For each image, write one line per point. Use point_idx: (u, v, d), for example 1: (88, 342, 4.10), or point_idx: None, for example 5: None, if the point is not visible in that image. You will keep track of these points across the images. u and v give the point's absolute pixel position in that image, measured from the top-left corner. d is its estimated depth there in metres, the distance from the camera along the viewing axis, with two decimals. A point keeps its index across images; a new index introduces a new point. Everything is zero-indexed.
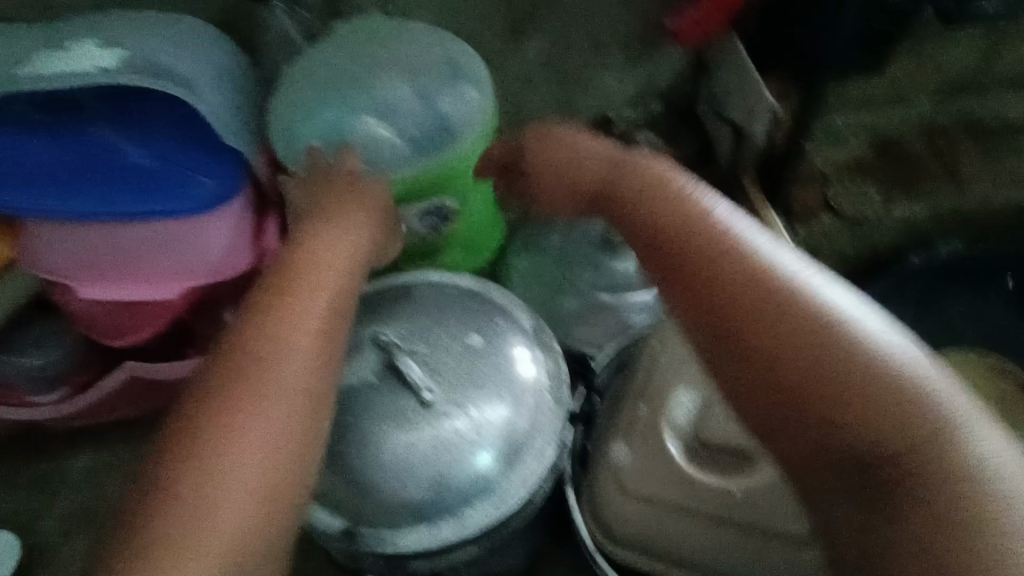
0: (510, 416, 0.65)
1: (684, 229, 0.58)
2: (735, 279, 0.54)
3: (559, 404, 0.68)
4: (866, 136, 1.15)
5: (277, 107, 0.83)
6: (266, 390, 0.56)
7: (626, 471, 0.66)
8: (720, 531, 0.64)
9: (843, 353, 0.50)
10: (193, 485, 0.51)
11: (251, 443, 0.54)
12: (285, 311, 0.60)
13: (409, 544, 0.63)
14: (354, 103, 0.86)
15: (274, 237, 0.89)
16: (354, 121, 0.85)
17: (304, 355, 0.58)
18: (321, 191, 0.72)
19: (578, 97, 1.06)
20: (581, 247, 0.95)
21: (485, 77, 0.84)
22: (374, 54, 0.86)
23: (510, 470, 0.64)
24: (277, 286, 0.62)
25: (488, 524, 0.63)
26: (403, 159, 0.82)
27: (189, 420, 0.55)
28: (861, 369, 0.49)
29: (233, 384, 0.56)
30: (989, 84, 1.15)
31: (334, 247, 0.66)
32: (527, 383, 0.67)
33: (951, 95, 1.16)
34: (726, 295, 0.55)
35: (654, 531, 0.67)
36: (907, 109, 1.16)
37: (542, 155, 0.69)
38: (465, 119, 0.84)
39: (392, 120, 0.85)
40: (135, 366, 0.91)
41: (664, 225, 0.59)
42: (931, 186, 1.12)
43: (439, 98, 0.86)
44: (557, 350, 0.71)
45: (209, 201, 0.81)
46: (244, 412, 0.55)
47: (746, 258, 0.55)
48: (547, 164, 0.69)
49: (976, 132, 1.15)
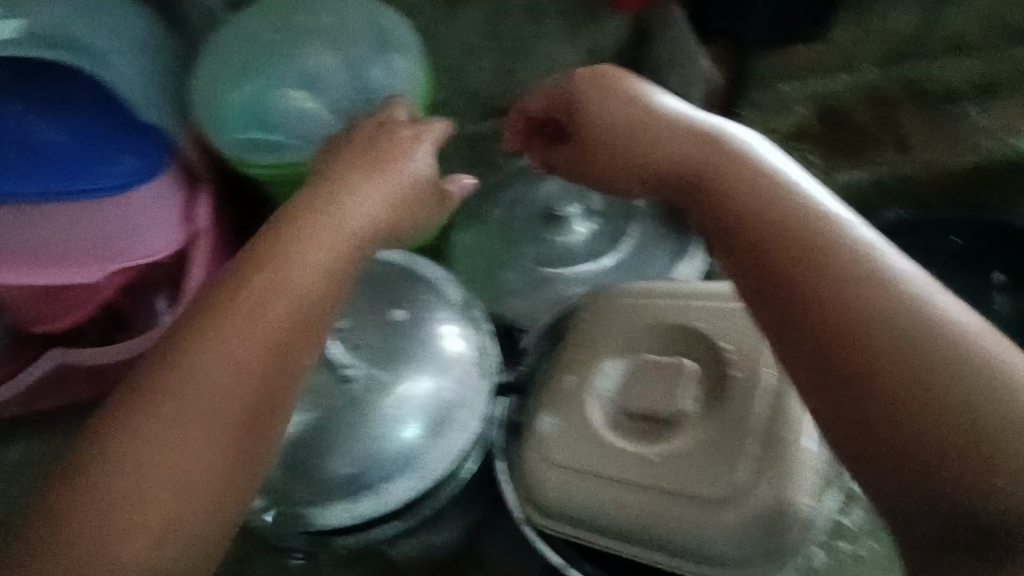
0: (433, 388, 0.68)
1: (756, 215, 0.48)
2: (824, 277, 0.44)
3: (483, 377, 0.70)
4: (811, 104, 1.16)
5: (200, 81, 0.81)
6: (214, 405, 0.47)
7: (554, 441, 0.63)
8: (657, 501, 0.58)
9: (960, 378, 0.39)
10: (111, 491, 0.44)
11: (185, 432, 0.46)
12: (253, 316, 0.49)
13: (334, 519, 0.65)
14: (282, 75, 0.84)
15: (205, 216, 0.86)
16: (278, 95, 0.84)
17: (275, 326, 0.50)
18: (344, 160, 0.62)
19: (520, 69, 1.04)
20: (523, 219, 0.94)
21: (414, 47, 0.82)
22: (300, 26, 0.84)
23: (433, 442, 0.67)
24: (245, 279, 0.51)
25: (412, 495, 0.66)
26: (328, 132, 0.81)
27: (116, 423, 0.47)
28: (982, 400, 0.39)
29: (171, 351, 0.48)
30: (928, 51, 1.16)
31: (329, 230, 0.55)
32: (450, 357, 0.70)
33: (893, 62, 1.17)
34: (801, 288, 0.45)
35: (592, 506, 0.61)
36: (850, 76, 1.17)
37: (591, 110, 0.60)
38: (395, 90, 0.81)
39: (318, 94, 0.84)
40: (59, 354, 0.86)
41: (690, 162, 0.54)
42: (872, 153, 1.12)
43: (369, 70, 0.83)
44: (483, 324, 0.73)
45: (122, 179, 0.79)
46: (180, 397, 0.47)
47: (839, 252, 0.45)
48: (598, 126, 0.59)
49: (920, 98, 1.16)
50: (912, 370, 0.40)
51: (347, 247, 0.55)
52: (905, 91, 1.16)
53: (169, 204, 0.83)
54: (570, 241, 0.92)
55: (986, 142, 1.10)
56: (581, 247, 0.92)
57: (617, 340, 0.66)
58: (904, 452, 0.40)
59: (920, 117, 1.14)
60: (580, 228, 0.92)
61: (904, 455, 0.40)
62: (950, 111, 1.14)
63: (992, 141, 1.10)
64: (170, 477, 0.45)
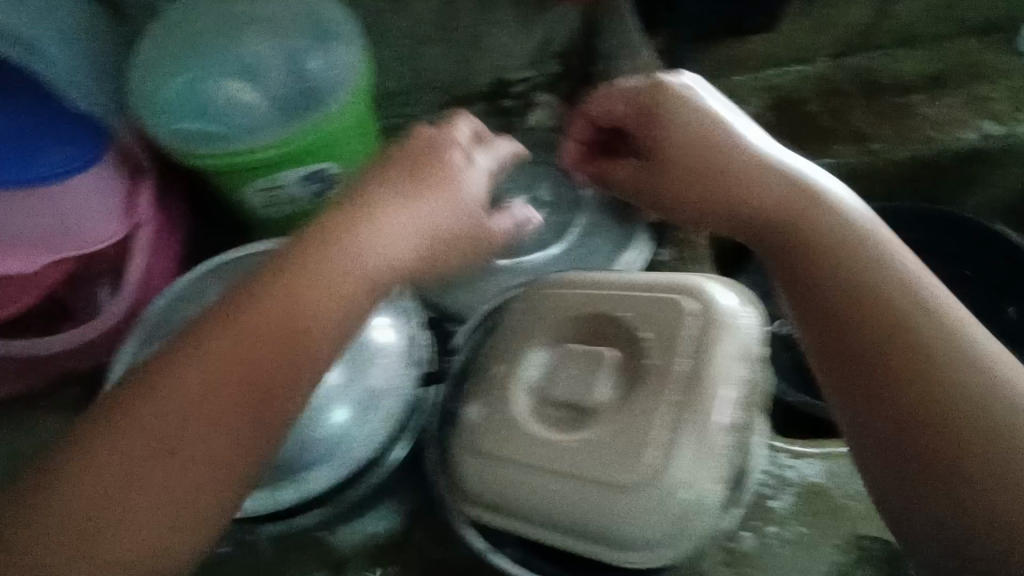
0: (354, 376, 0.71)
1: (848, 267, 0.64)
2: (887, 317, 0.61)
3: (406, 365, 0.73)
4: (763, 94, 1.17)
5: (136, 68, 0.80)
6: (212, 424, 0.54)
7: (480, 430, 0.65)
8: (573, 491, 0.59)
9: (969, 397, 0.57)
10: (95, 487, 0.52)
11: (164, 433, 0.54)
12: (263, 334, 0.55)
13: (251, 506, 0.67)
14: (221, 65, 0.85)
15: (149, 206, 0.86)
16: (218, 85, 0.84)
17: (263, 354, 0.55)
18: (395, 170, 0.61)
19: (473, 60, 1.05)
20: None
21: (351, 32, 0.82)
22: (239, 14, 0.84)
23: (354, 427, 0.70)
24: (280, 301, 0.56)
25: (333, 480, 0.69)
26: (270, 122, 0.83)
27: (107, 423, 0.54)
28: (984, 413, 0.56)
29: (156, 373, 0.55)
30: (879, 42, 1.17)
31: (357, 263, 0.57)
32: (373, 345, 0.73)
33: (843, 54, 1.19)
34: (848, 323, 0.63)
35: (510, 492, 0.62)
36: (800, 68, 1.19)
37: (672, 141, 0.70)
38: (333, 79, 0.82)
39: (259, 85, 0.85)
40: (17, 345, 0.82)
41: (779, 216, 0.67)
42: (822, 142, 1.12)
43: (308, 59, 0.84)
44: (408, 313, 0.76)
45: (56, 172, 0.78)
46: (150, 399, 0.54)
47: (910, 297, 0.62)
48: (673, 152, 0.70)
49: (872, 88, 1.16)
50: (935, 393, 0.58)
51: (359, 284, 0.58)
52: (856, 82, 1.16)
53: (108, 195, 0.83)
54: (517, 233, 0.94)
55: (937, 134, 1.10)
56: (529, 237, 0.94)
57: (548, 331, 0.67)
58: (945, 457, 0.57)
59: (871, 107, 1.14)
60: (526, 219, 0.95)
61: (966, 461, 0.56)
62: (903, 101, 1.13)
63: (941, 130, 1.10)
64: (160, 486, 0.53)
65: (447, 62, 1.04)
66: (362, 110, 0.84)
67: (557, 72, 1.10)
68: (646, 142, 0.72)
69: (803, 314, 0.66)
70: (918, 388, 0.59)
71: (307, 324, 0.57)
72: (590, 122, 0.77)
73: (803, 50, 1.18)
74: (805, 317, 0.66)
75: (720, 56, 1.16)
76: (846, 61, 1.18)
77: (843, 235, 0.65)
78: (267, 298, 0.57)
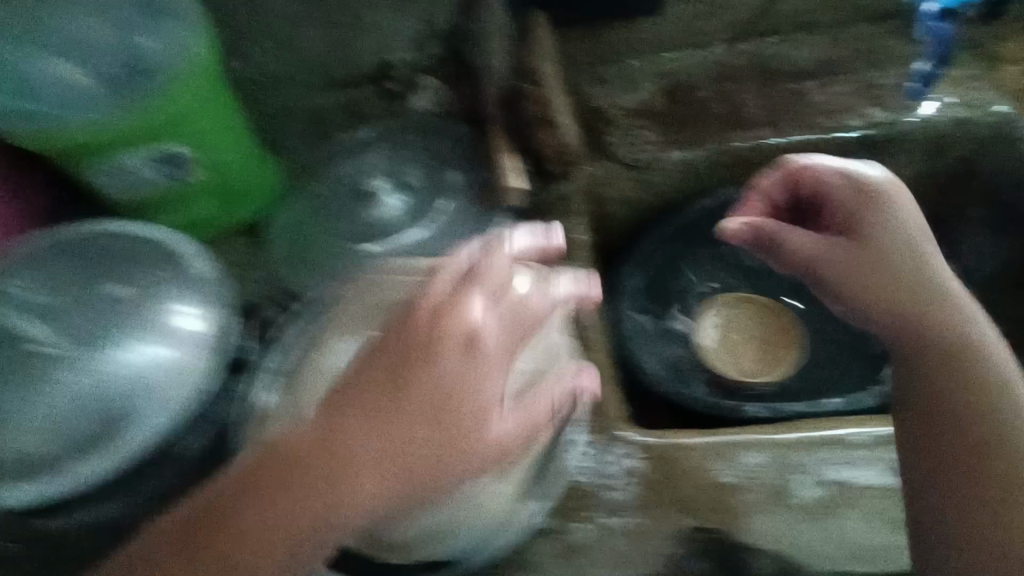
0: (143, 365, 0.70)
1: (945, 360, 0.67)
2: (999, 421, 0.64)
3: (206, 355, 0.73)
4: (659, 80, 1.14)
5: None
6: (245, 541, 0.55)
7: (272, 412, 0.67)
8: None
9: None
10: None
11: (218, 538, 0.55)
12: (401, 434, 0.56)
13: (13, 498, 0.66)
14: (48, 45, 0.82)
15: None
16: (44, 67, 0.81)
17: (364, 462, 0.55)
18: (404, 327, 0.58)
19: (350, 41, 1.00)
20: (339, 197, 0.96)
21: (180, 7, 0.81)
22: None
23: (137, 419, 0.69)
24: (379, 405, 0.56)
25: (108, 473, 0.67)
26: (103, 101, 0.78)
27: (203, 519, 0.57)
28: None
29: (230, 491, 0.57)
30: (777, 25, 1.15)
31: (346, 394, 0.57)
32: (171, 333, 0.72)
33: (743, 39, 1.16)
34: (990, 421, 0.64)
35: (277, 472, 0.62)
36: (699, 53, 1.16)
37: (869, 224, 0.71)
38: (167, 53, 0.79)
39: (93, 67, 0.83)
40: None
41: (927, 336, 0.68)
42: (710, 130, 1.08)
43: (141, 38, 0.83)
44: (212, 302, 0.76)
45: None
46: (227, 522, 0.56)
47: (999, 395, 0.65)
48: (872, 247, 0.71)
49: (765, 74, 1.14)
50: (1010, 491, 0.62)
51: (394, 466, 0.56)
52: (750, 67, 1.14)
53: None
54: (382, 216, 0.92)
55: (825, 121, 1.08)
56: (392, 220, 0.92)
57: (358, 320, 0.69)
58: (1003, 556, 0.60)
59: (762, 95, 1.11)
60: (388, 200, 0.93)
61: (1008, 520, 0.61)
62: (793, 88, 1.12)
63: (829, 119, 1.08)
64: None
65: (322, 43, 0.99)
66: (219, 88, 0.82)
67: (437, 56, 1.04)
68: (850, 225, 0.73)
69: (912, 413, 0.67)
70: (971, 480, 0.63)
71: (325, 519, 0.55)
72: (788, 176, 0.80)
73: (702, 34, 1.14)
74: (912, 416, 0.67)
75: (612, 40, 1.13)
76: (740, 47, 1.16)
77: (942, 315, 0.68)
78: (366, 385, 0.57)
